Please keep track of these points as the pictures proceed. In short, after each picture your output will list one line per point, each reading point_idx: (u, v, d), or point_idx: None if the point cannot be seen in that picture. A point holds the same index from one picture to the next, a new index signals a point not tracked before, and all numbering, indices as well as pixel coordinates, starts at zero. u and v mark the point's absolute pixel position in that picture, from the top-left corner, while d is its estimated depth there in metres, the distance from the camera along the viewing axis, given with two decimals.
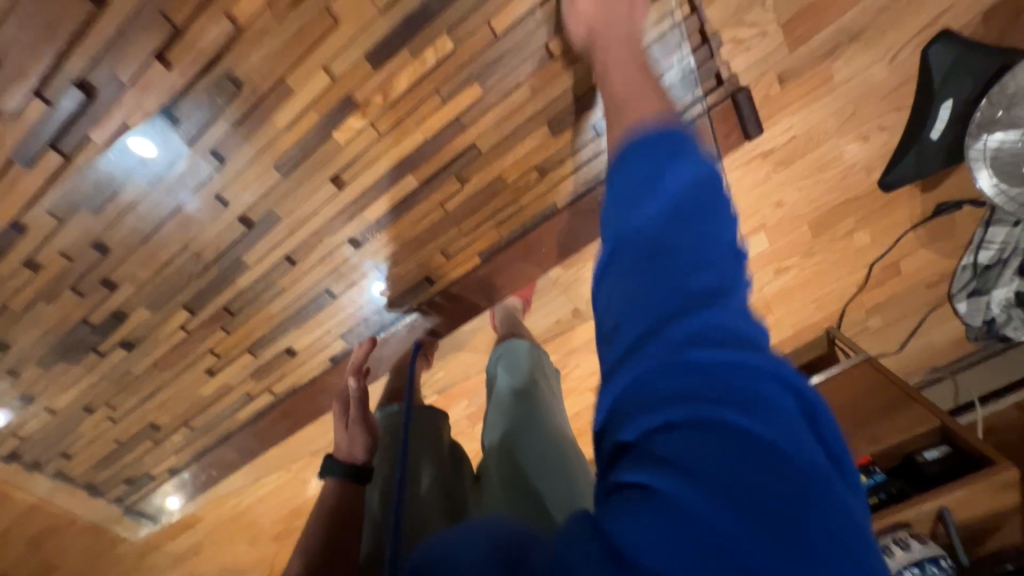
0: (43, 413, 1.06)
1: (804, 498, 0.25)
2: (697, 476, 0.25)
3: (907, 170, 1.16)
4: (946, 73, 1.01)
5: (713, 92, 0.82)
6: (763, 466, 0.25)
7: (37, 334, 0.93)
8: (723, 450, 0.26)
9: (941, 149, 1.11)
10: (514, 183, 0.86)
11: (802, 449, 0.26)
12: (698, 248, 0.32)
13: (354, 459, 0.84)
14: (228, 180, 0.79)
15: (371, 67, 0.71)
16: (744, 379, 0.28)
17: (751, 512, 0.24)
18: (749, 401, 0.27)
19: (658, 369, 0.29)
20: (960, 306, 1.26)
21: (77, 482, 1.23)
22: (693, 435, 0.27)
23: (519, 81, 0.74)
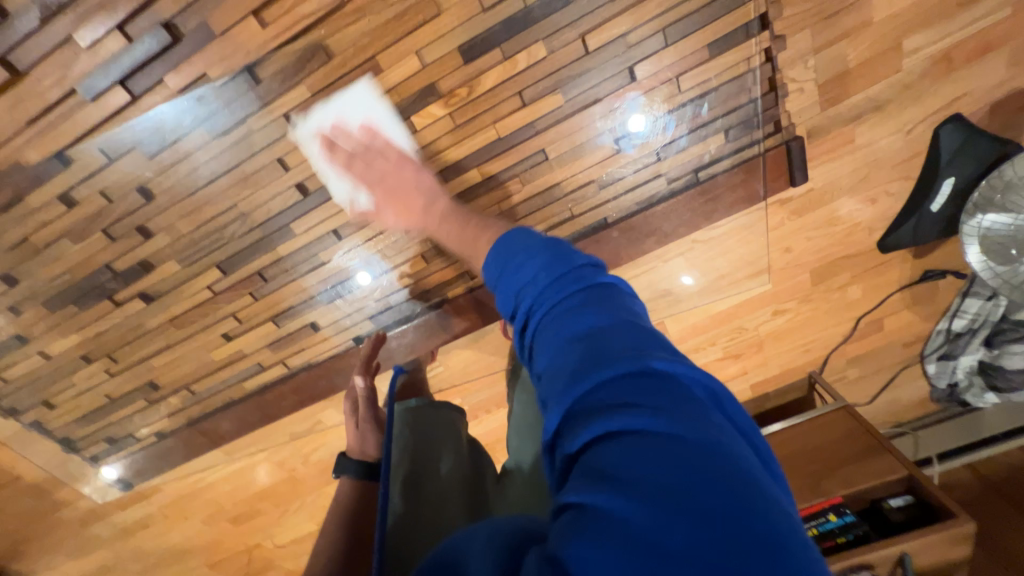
0: (35, 356, 1.00)
1: (720, 471, 0.29)
2: (627, 476, 0.29)
3: (904, 237, 1.25)
4: (953, 152, 1.13)
5: (769, 137, 0.87)
6: (686, 455, 0.29)
7: (53, 272, 0.88)
8: (651, 447, 0.30)
9: (938, 222, 1.21)
10: (571, 192, 0.89)
11: (711, 429, 0.31)
12: (604, 296, 0.42)
13: (368, 457, 0.84)
14: (294, 147, 0.79)
15: (461, 61, 0.72)
16: (654, 380, 0.34)
17: (674, 495, 0.28)
18: (667, 398, 0.33)
19: (584, 387, 0.35)
20: (929, 367, 1.39)
21: (51, 435, 1.15)
22: (618, 441, 0.31)
23: (598, 97, 0.77)
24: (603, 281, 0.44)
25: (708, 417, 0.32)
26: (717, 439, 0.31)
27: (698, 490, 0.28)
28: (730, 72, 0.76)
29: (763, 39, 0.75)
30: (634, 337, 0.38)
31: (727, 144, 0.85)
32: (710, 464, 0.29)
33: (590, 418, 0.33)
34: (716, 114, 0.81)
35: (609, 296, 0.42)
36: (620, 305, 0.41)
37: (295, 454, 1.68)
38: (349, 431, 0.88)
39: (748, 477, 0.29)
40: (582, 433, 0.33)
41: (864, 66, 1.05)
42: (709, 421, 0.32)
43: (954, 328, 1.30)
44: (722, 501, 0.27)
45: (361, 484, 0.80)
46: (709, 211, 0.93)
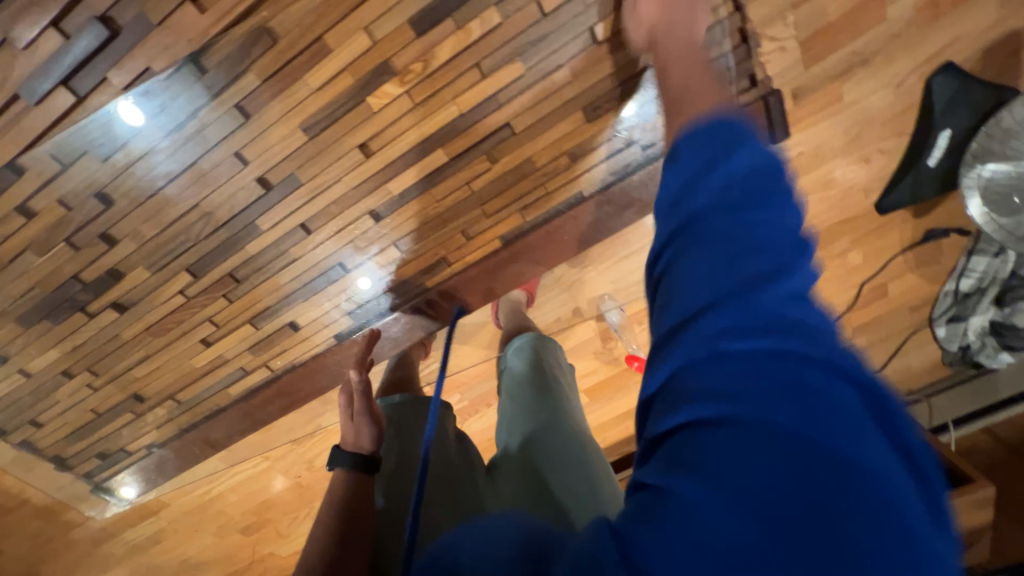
0: (15, 375, 0.99)
1: (834, 500, 0.27)
2: (719, 470, 0.28)
3: (902, 197, 1.20)
4: (948, 103, 1.06)
5: (745, 93, 0.83)
6: (793, 465, 0.27)
7: (22, 287, 0.87)
8: (754, 447, 0.28)
9: (936, 177, 1.16)
10: (543, 167, 0.86)
11: (840, 440, 0.28)
12: (762, 246, 0.34)
13: (361, 449, 0.80)
14: (251, 139, 0.76)
15: (413, 34, 0.69)
16: (783, 373, 0.30)
17: (772, 502, 0.27)
18: (790, 394, 0.29)
19: (708, 357, 0.32)
20: (940, 330, 1.32)
21: (43, 455, 1.15)
22: (727, 430, 0.29)
23: (561, 62, 0.74)
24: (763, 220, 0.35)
25: (846, 429, 0.29)
26: (844, 453, 0.28)
27: (799, 504, 0.27)
28: None
29: None
30: (778, 307, 0.32)
31: None
32: (823, 479, 0.27)
33: (703, 396, 0.31)
34: None
35: (765, 238, 0.34)
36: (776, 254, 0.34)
37: (297, 462, 1.66)
38: (342, 421, 0.84)
39: (867, 500, 0.27)
40: (693, 405, 0.31)
41: (854, 15, 0.96)
42: (840, 431, 0.28)
43: (962, 289, 1.23)
44: (825, 517, 0.26)
45: (352, 476, 0.77)
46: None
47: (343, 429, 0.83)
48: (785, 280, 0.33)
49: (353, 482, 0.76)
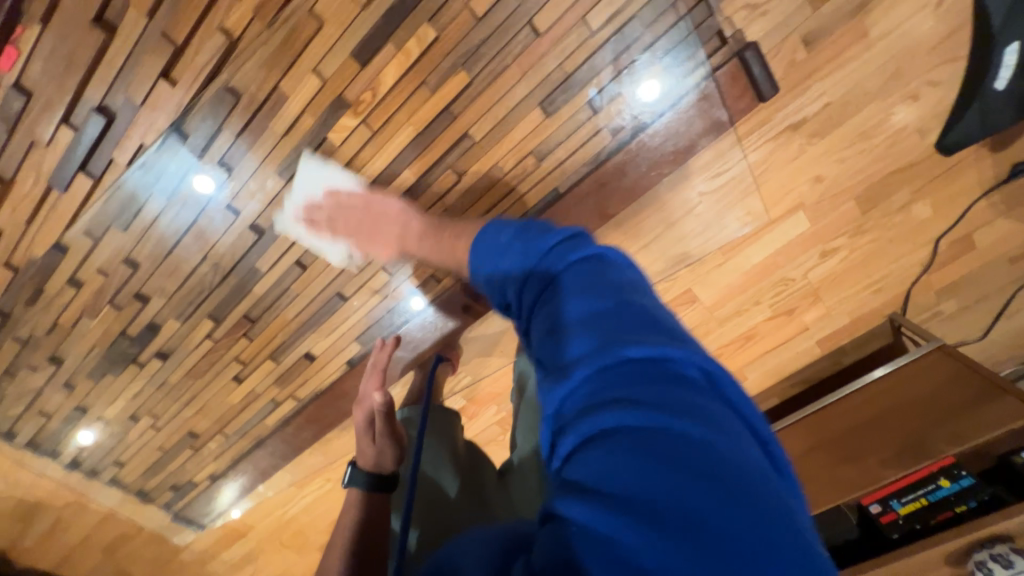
0: (97, 422, 1.15)
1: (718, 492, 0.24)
2: (619, 486, 0.25)
3: (972, 127, 0.99)
4: (1008, 13, 0.85)
5: (715, 55, 0.74)
6: (680, 466, 0.25)
7: (86, 347, 1.01)
8: (635, 459, 0.26)
9: (1010, 99, 0.94)
10: (512, 170, 0.84)
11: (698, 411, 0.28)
12: (605, 276, 0.39)
13: (383, 469, 0.82)
14: (237, 190, 0.83)
15: (358, 65, 0.71)
16: (645, 379, 0.30)
17: (682, 512, 0.24)
18: (656, 398, 0.28)
19: (580, 391, 0.31)
20: None
21: (130, 489, 1.31)
22: (603, 442, 0.27)
23: (506, 63, 0.72)
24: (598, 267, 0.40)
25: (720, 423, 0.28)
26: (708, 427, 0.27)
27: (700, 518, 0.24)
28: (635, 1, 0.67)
29: None
30: (636, 329, 0.33)
31: (664, 77, 0.75)
32: (714, 490, 0.24)
33: (579, 419, 0.30)
34: (640, 48, 0.71)
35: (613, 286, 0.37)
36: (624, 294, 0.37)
37: None
38: (361, 437, 0.84)
39: (755, 491, 0.25)
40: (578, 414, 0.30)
41: None
42: (720, 424, 0.28)
43: None
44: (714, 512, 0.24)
45: (371, 496, 0.78)
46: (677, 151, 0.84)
47: (361, 446, 0.84)
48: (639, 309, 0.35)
49: (369, 502, 0.78)
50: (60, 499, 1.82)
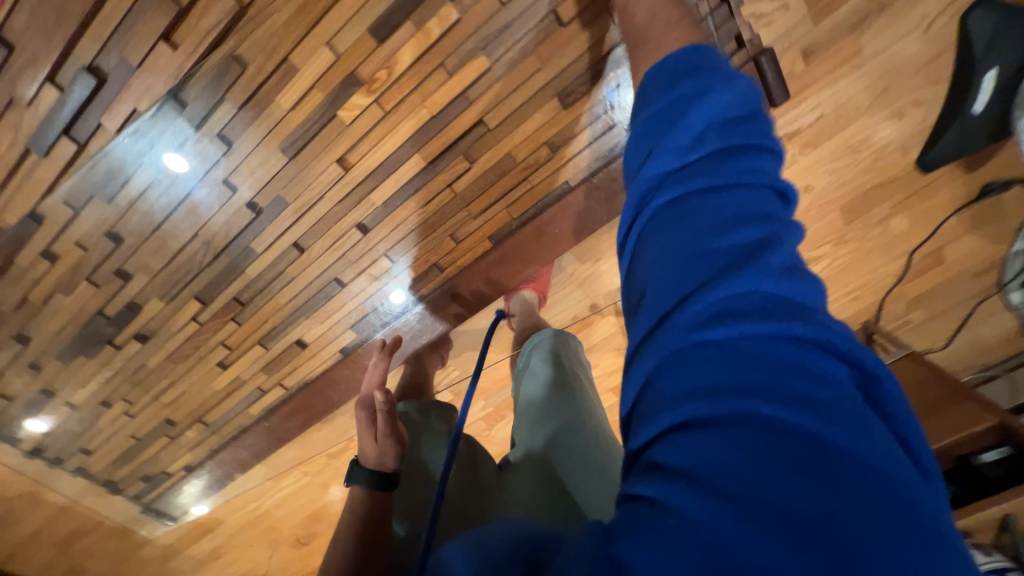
0: (64, 406, 1.07)
1: (846, 505, 0.21)
2: (724, 474, 0.22)
3: (949, 149, 1.04)
4: (990, 40, 0.90)
5: (732, 57, 0.75)
6: (806, 464, 0.22)
7: (57, 326, 0.94)
8: (750, 448, 0.23)
9: (983, 123, 0.99)
10: (523, 161, 0.83)
11: (835, 397, 0.24)
12: (737, 190, 0.32)
13: (385, 467, 0.81)
14: (236, 165, 0.79)
15: (374, 42, 0.69)
16: (774, 350, 0.26)
17: (803, 516, 0.21)
18: (785, 376, 0.25)
19: (682, 349, 0.28)
20: (1013, 296, 1.13)
21: (96, 479, 1.24)
22: (716, 426, 0.24)
23: (527, 51, 0.71)
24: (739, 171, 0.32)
25: (863, 428, 0.24)
26: (846, 417, 0.24)
27: (821, 526, 0.20)
28: None
29: None
30: (767, 282, 0.28)
31: None
32: (844, 499, 0.21)
33: (683, 386, 0.26)
34: None
35: (751, 207, 0.31)
36: (764, 221, 0.30)
37: (337, 476, 1.69)
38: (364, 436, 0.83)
39: (911, 517, 0.21)
40: (677, 374, 0.27)
41: None
42: (858, 421, 0.24)
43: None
44: (845, 523, 0.20)
45: (371, 492, 0.77)
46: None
47: (363, 444, 0.83)
48: (779, 246, 0.29)
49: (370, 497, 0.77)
50: (13, 489, 1.71)
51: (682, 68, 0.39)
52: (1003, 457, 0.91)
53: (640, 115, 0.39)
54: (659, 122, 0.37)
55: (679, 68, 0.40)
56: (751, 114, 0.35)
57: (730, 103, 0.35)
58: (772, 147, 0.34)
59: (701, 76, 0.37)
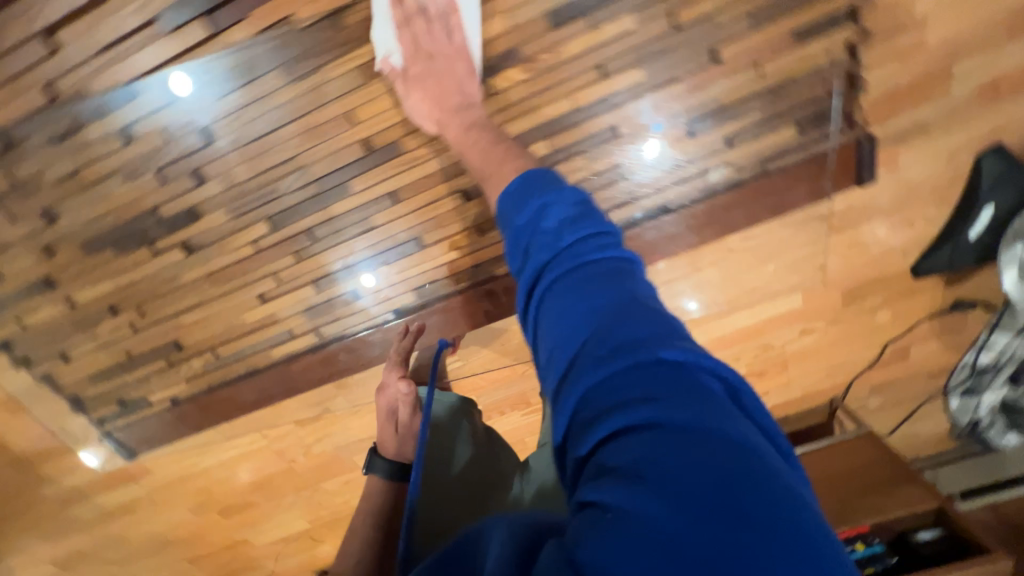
0: (60, 302, 0.95)
1: (723, 479, 0.29)
2: (642, 473, 0.31)
3: (943, 263, 1.01)
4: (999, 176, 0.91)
5: (840, 133, 0.84)
6: (689, 451, 0.31)
7: (96, 212, 0.85)
8: (655, 450, 0.31)
9: (979, 250, 0.98)
10: (636, 172, 0.87)
11: (697, 397, 0.34)
12: (605, 258, 0.45)
13: (405, 458, 0.86)
14: (365, 101, 0.77)
15: (547, 26, 0.73)
16: (649, 370, 0.36)
17: (694, 495, 0.29)
18: (661, 387, 0.34)
19: (593, 381, 0.37)
20: (951, 402, 1.13)
21: (65, 391, 1.09)
22: (629, 437, 0.33)
23: (676, 76, 0.77)
24: (605, 246, 0.46)
25: (723, 414, 0.33)
26: (711, 412, 0.33)
27: (710, 502, 0.29)
28: (804, 64, 0.76)
29: (846, 32, 0.75)
30: (638, 319, 0.39)
31: (796, 137, 0.83)
32: (725, 474, 0.30)
33: (602, 412, 0.35)
34: (788, 105, 0.80)
35: (617, 268, 0.44)
36: (625, 279, 0.43)
37: None
38: (383, 428, 0.88)
39: (766, 473, 0.30)
40: (594, 400, 0.36)
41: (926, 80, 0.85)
42: (721, 412, 0.33)
43: (980, 362, 1.05)
44: (728, 493, 0.29)
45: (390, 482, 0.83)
46: (775, 204, 0.91)
47: (384, 436, 0.88)
48: (643, 295, 0.42)
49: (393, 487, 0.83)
50: None
51: (536, 176, 0.54)
52: (939, 538, 0.95)
53: (512, 217, 0.52)
54: (532, 220, 0.50)
55: (536, 175, 0.54)
56: (590, 203, 0.50)
57: (573, 199, 0.49)
58: (614, 226, 0.48)
59: (553, 183, 0.52)
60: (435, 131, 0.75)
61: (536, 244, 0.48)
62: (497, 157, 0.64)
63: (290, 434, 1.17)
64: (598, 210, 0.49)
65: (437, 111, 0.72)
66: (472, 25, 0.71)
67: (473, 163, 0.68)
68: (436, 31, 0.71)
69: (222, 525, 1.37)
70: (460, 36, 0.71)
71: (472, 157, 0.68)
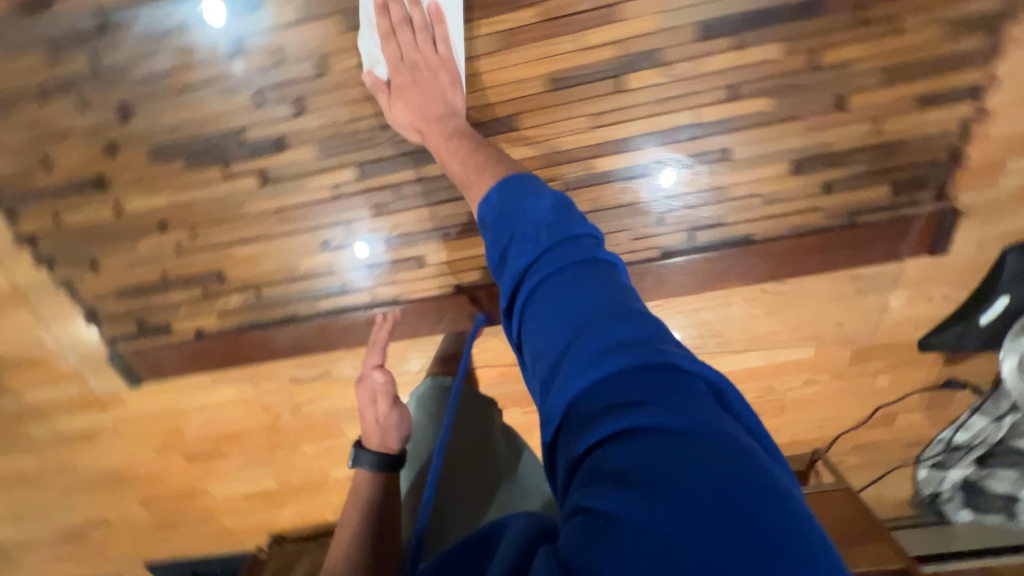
0: (107, 206, 0.88)
1: (691, 469, 0.39)
2: (629, 473, 0.40)
3: (950, 342, 1.00)
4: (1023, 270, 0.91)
5: (930, 202, 0.86)
6: (662, 449, 0.40)
7: (180, 119, 0.80)
8: (637, 450, 0.41)
9: (986, 336, 0.98)
10: (735, 197, 0.87)
11: (662, 396, 0.43)
12: (582, 268, 0.54)
13: (389, 449, 0.94)
14: (494, 67, 0.76)
15: (696, 36, 0.73)
16: (625, 378, 0.45)
17: (669, 486, 0.38)
18: (635, 392, 0.44)
19: (583, 393, 0.46)
20: (918, 472, 1.15)
21: (79, 303, 1.00)
22: (617, 442, 0.42)
23: (800, 113, 0.79)
24: (583, 257, 0.55)
25: (691, 409, 0.42)
26: (679, 411, 0.42)
27: (684, 491, 0.38)
28: (919, 127, 0.79)
29: (966, 108, 0.78)
30: (614, 329, 0.48)
31: (890, 196, 0.86)
32: (694, 464, 0.39)
33: (593, 418, 0.44)
34: (892, 164, 0.82)
35: (592, 278, 0.53)
36: (597, 287, 0.52)
37: None
38: (366, 425, 0.95)
39: (730, 454, 0.39)
40: (584, 409, 0.45)
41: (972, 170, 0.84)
42: (686, 408, 0.42)
43: (955, 440, 1.08)
44: (696, 480, 0.38)
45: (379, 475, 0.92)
46: (854, 255, 0.92)
47: (367, 430, 0.95)
48: (620, 300, 0.51)
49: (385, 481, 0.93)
50: None
51: (509, 187, 0.62)
52: None
53: (495, 234, 0.60)
54: (513, 238, 0.58)
55: (508, 186, 0.62)
56: (563, 210, 0.58)
57: (545, 211, 0.58)
58: (584, 233, 0.57)
59: (524, 193, 0.60)
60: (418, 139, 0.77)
61: (518, 260, 0.57)
62: (478, 163, 0.69)
63: (282, 390, 1.12)
64: (570, 219, 0.57)
65: (419, 120, 0.74)
66: (459, 40, 0.73)
67: (454, 170, 0.72)
68: (421, 40, 0.73)
69: (200, 478, 1.27)
70: (446, 50, 0.73)
71: (454, 166, 0.71)
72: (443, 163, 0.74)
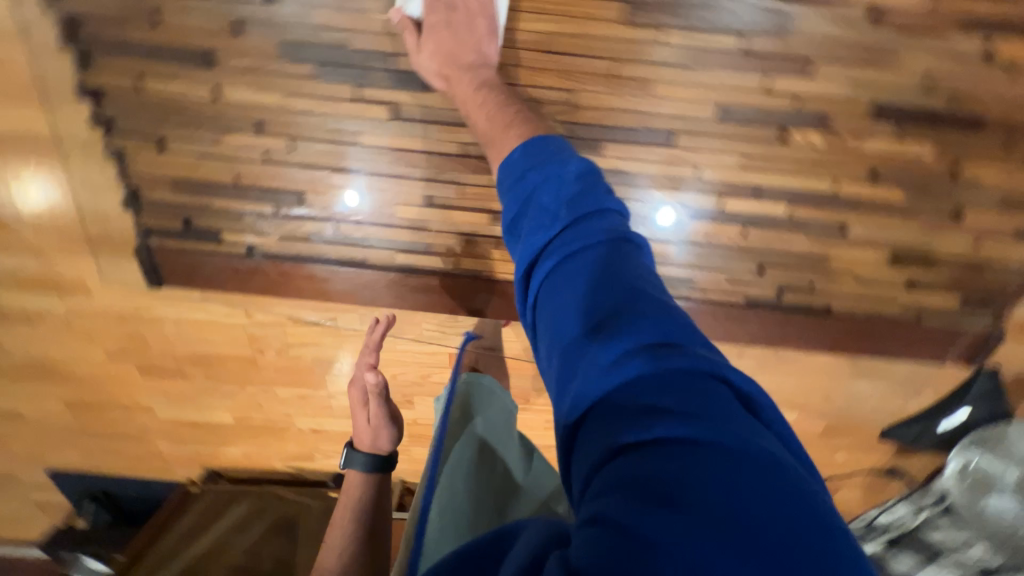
0: (209, 87, 0.79)
1: (729, 495, 0.33)
2: (657, 490, 0.34)
3: (910, 438, 1.06)
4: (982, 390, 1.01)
5: (983, 321, 0.95)
6: (694, 465, 0.35)
7: (336, 25, 0.76)
8: (666, 464, 0.35)
9: (936, 439, 1.08)
10: (834, 270, 0.90)
11: (692, 403, 0.38)
12: (605, 244, 0.50)
13: (381, 450, 0.92)
14: (672, 79, 0.76)
15: (860, 113, 0.77)
16: (655, 378, 0.40)
17: (708, 513, 0.32)
18: (664, 395, 0.39)
19: (605, 389, 0.41)
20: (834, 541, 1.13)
21: (121, 181, 0.87)
22: (644, 451, 0.36)
23: (918, 212, 0.84)
24: (610, 232, 0.50)
25: (726, 421, 0.37)
26: (714, 424, 0.37)
27: (723, 521, 0.32)
28: (997, 254, 0.89)
29: None
30: (643, 318, 0.43)
31: (959, 306, 0.93)
32: (734, 488, 0.33)
33: (619, 422, 0.39)
34: (970, 279, 0.90)
35: (619, 257, 0.48)
36: (625, 268, 0.47)
37: None
38: (358, 424, 0.92)
39: (778, 483, 0.34)
40: (608, 409, 0.40)
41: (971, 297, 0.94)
42: (726, 424, 0.37)
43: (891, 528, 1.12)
44: (737, 508, 0.33)
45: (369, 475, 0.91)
46: (914, 351, 0.96)
47: (359, 430, 0.93)
48: (646, 285, 0.47)
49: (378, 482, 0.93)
50: None
51: (534, 148, 0.58)
52: None
53: (517, 198, 0.56)
54: (530, 204, 0.54)
55: (535, 147, 0.58)
56: (593, 178, 0.54)
57: (570, 178, 0.53)
58: (611, 204, 0.52)
59: (551, 157, 0.56)
60: (442, 88, 0.75)
61: (532, 228, 0.53)
62: (504, 122, 0.67)
63: (270, 328, 1.00)
64: (602, 189, 0.53)
65: (446, 65, 0.72)
66: None
67: (479, 127, 0.70)
68: None
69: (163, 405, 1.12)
70: None
71: (478, 120, 0.70)
72: (466, 111, 0.72)
